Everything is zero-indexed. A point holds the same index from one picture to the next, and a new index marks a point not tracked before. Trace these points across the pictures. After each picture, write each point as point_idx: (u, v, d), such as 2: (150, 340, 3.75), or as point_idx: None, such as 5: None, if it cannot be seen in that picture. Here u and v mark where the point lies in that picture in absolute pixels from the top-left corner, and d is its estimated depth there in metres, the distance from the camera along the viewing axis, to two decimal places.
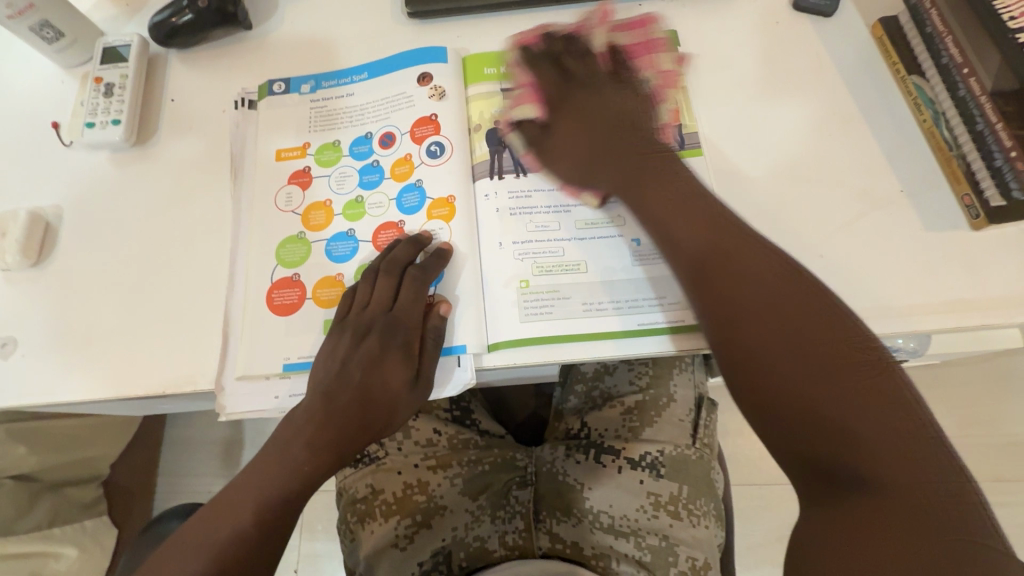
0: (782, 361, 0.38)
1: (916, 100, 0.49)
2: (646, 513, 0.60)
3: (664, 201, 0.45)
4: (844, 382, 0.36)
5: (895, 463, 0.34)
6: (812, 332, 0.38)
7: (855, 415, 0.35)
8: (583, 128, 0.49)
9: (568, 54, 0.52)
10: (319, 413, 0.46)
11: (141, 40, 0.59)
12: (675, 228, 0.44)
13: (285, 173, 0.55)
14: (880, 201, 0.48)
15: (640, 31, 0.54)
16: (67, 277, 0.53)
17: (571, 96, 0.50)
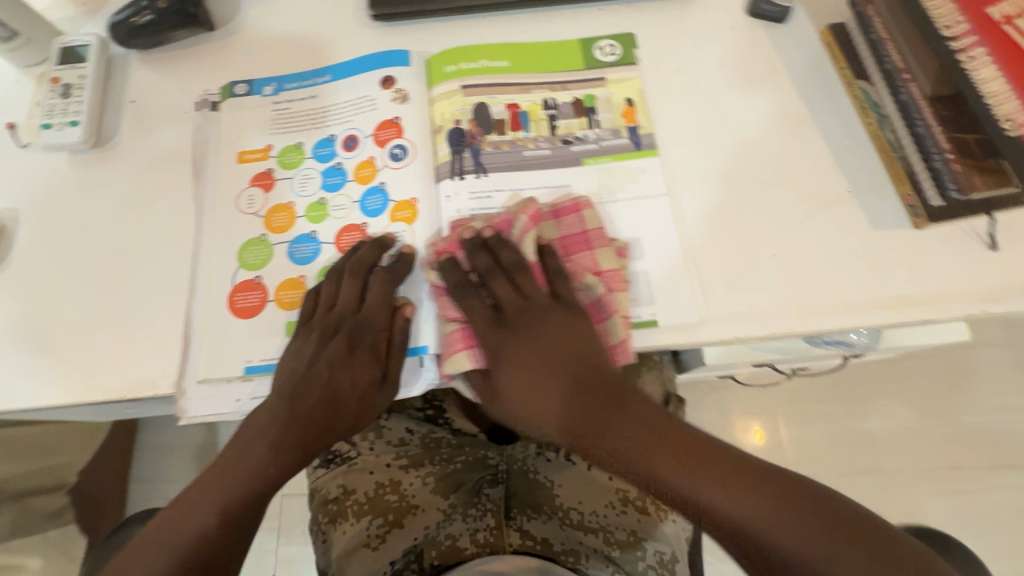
0: (686, 482, 0.42)
1: (862, 105, 0.51)
2: (615, 508, 0.62)
3: (535, 363, 0.48)
4: (733, 484, 0.40)
5: (780, 514, 0.39)
6: (665, 460, 0.43)
7: (738, 504, 0.40)
8: (527, 368, 0.48)
9: (496, 271, 0.49)
10: (282, 412, 0.46)
11: (99, 40, 0.58)
12: (539, 408, 0.47)
13: (248, 175, 0.55)
14: (829, 201, 0.50)
15: (573, 220, 0.49)
16: (23, 280, 0.52)
17: (504, 349, 0.48)
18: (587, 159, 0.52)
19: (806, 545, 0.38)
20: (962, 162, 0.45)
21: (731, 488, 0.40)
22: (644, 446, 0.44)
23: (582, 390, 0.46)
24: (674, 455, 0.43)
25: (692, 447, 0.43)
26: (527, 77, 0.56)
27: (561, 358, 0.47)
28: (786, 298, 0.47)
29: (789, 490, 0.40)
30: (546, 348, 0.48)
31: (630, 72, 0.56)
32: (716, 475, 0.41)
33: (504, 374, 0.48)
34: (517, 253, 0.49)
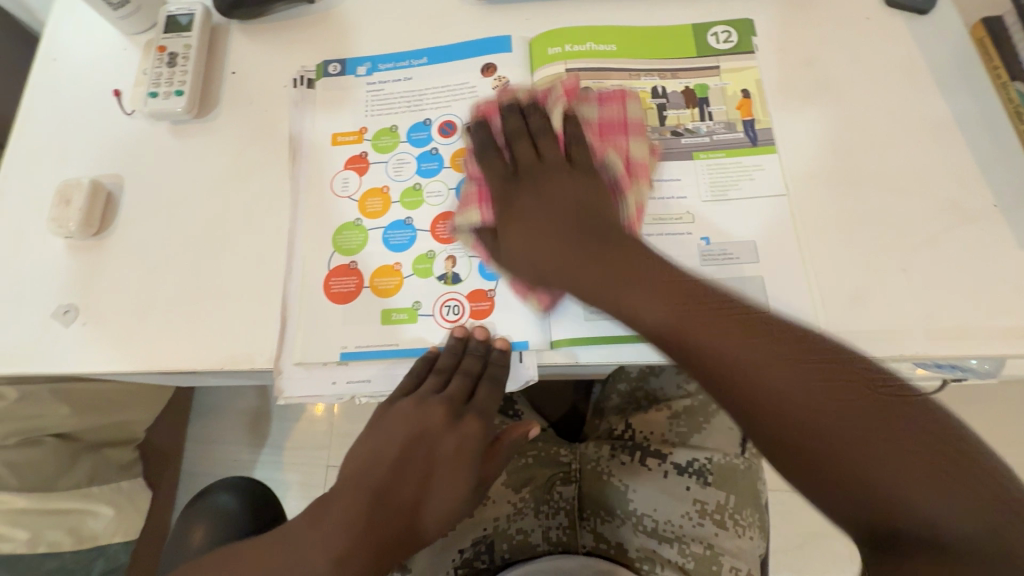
0: (707, 338, 0.36)
1: (1017, 109, 0.47)
2: (691, 519, 0.59)
3: (534, 213, 0.45)
4: (754, 344, 0.35)
5: (832, 398, 0.32)
6: (686, 300, 0.38)
7: (798, 391, 0.32)
8: (535, 206, 0.45)
9: (525, 131, 0.48)
10: (363, 506, 0.43)
11: (204, 9, 0.58)
12: (542, 262, 0.44)
13: (342, 158, 0.54)
14: (973, 216, 0.45)
15: (617, 108, 0.49)
16: (126, 247, 0.53)
17: (517, 197, 0.46)
18: (698, 153, 0.49)
19: (846, 447, 0.30)
20: None
21: (767, 347, 0.34)
22: (732, 344, 0.35)
23: (622, 259, 0.41)
24: (757, 350, 0.34)
25: (744, 323, 0.36)
26: (635, 61, 0.53)
27: (553, 196, 0.45)
28: (921, 318, 0.43)
29: (841, 371, 0.32)
30: (544, 192, 0.45)
31: (748, 62, 0.52)
32: (752, 329, 0.35)
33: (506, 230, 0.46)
34: (543, 120, 0.48)
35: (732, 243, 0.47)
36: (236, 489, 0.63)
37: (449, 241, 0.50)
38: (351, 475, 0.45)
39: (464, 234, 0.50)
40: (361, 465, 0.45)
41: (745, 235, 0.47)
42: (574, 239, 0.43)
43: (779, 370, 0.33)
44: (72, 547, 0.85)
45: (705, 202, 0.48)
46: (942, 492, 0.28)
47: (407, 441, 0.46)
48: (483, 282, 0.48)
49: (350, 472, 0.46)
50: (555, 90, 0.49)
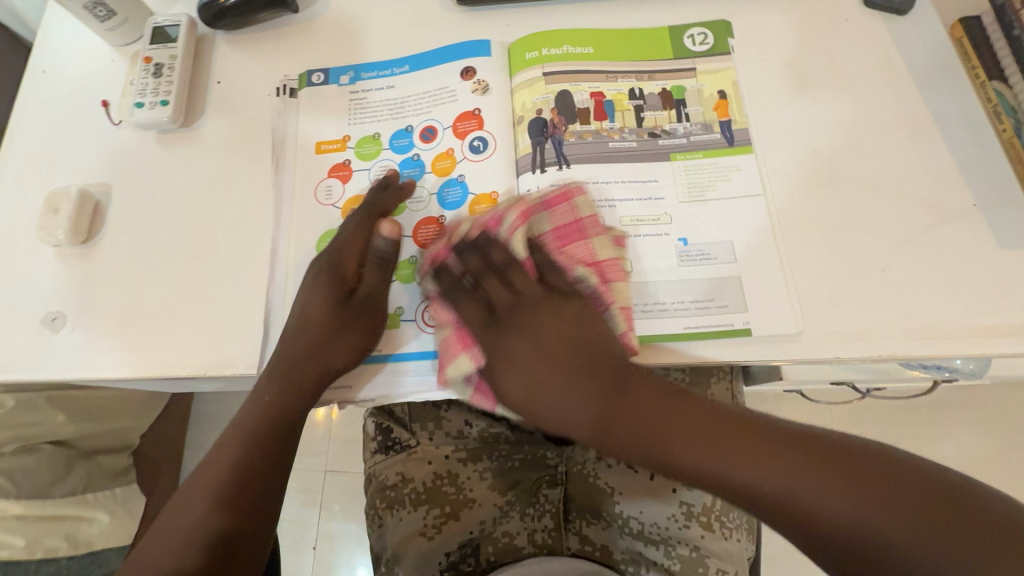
0: (748, 474, 0.37)
1: (996, 108, 0.46)
2: (678, 522, 0.59)
3: (531, 359, 0.46)
4: (723, 447, 0.38)
5: (798, 477, 0.36)
6: (697, 447, 0.39)
7: (839, 509, 0.34)
8: (536, 350, 0.46)
9: (489, 272, 0.47)
10: (256, 452, 0.48)
11: (190, 20, 0.59)
12: (553, 392, 0.45)
13: (325, 166, 0.54)
14: (949, 215, 0.45)
15: (566, 210, 0.47)
16: (113, 255, 0.54)
17: (500, 342, 0.46)
18: (676, 154, 0.49)
19: (934, 556, 0.31)
20: None
21: (769, 460, 0.37)
22: (703, 455, 0.39)
23: (633, 394, 0.43)
24: (775, 471, 0.36)
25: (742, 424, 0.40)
26: (613, 65, 0.53)
27: (546, 343, 0.46)
28: (897, 317, 0.43)
29: (815, 450, 0.37)
30: (539, 339, 0.46)
31: (725, 63, 0.52)
32: (724, 440, 0.39)
33: (502, 375, 0.46)
34: (506, 251, 0.47)
35: (709, 244, 0.47)
36: None
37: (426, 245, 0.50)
38: (238, 422, 0.49)
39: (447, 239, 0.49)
40: (251, 407, 0.49)
41: (722, 235, 0.47)
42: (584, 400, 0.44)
43: (762, 477, 0.37)
44: (68, 553, 0.84)
45: (681, 204, 0.48)
46: (896, 514, 0.33)
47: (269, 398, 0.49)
48: None
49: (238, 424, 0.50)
50: (507, 216, 0.46)
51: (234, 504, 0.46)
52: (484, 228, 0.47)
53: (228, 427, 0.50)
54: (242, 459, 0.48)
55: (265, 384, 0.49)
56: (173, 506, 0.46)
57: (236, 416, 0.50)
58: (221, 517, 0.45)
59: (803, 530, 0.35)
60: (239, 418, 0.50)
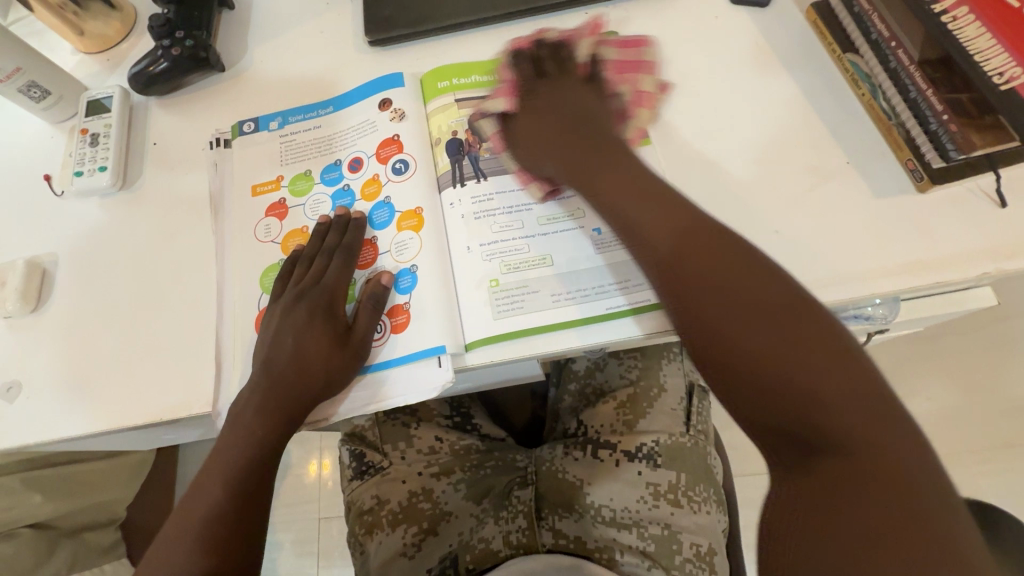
0: (676, 233, 0.41)
1: (854, 77, 0.52)
2: (647, 503, 0.61)
3: (547, 127, 0.50)
4: (746, 286, 0.38)
5: (780, 321, 0.36)
6: (750, 289, 0.37)
7: (824, 384, 0.34)
8: (541, 120, 0.50)
9: (481, 147, 0.54)
10: (239, 484, 0.47)
11: (122, 90, 0.63)
12: (586, 176, 0.47)
13: (263, 207, 0.57)
14: (828, 174, 0.50)
15: (633, 52, 0.57)
16: (64, 318, 0.56)
17: (533, 103, 0.51)
18: None
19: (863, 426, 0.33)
20: (957, 121, 0.44)
21: (744, 287, 0.38)
22: (723, 282, 0.38)
23: (670, 219, 0.42)
24: (766, 303, 0.37)
25: (782, 306, 0.37)
26: (519, 85, 0.57)
27: (563, 115, 0.50)
28: (795, 272, 0.47)
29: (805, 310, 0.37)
30: (557, 112, 0.50)
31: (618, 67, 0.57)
32: (735, 266, 0.39)
33: (519, 145, 0.51)
34: (570, 54, 0.54)
35: None
36: None
37: (366, 266, 0.52)
38: (212, 465, 0.48)
39: (378, 257, 0.52)
40: (224, 448, 0.48)
41: None
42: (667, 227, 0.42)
43: (736, 311, 0.37)
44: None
45: None
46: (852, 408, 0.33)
47: (239, 418, 0.48)
48: (397, 296, 0.51)
49: (215, 462, 0.48)
50: (581, 34, 0.58)
51: (222, 541, 0.44)
52: (560, 41, 0.55)
53: (203, 470, 0.48)
54: (222, 497, 0.46)
55: (235, 422, 0.48)
56: (159, 551, 0.45)
57: (207, 464, 0.48)
58: (210, 557, 0.44)
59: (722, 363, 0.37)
60: (214, 461, 0.48)
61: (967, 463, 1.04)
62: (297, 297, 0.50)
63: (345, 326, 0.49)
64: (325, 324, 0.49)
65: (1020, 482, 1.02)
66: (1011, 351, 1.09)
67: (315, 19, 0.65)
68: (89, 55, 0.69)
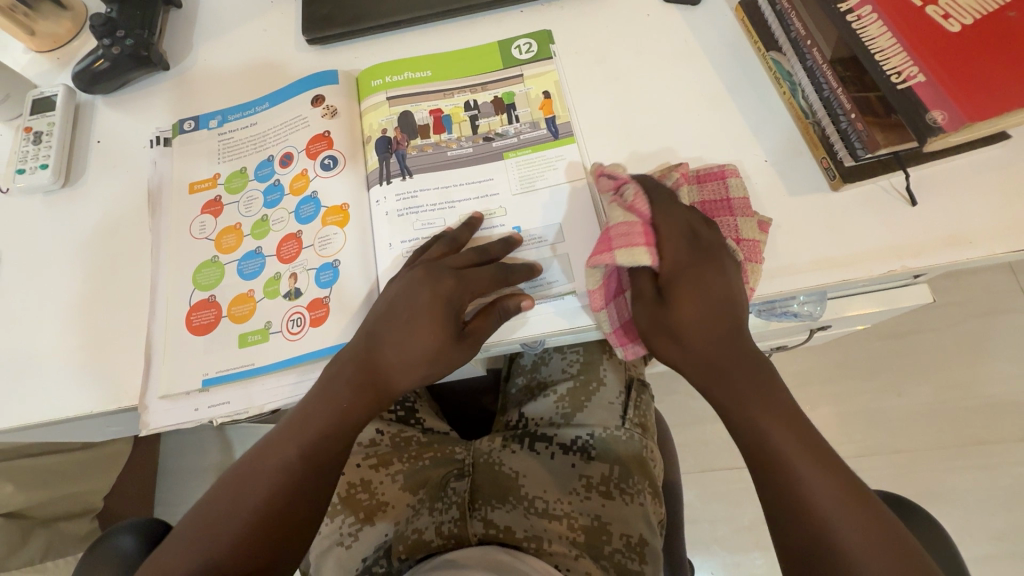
0: (748, 394, 0.43)
1: (775, 75, 0.52)
2: (579, 495, 0.63)
3: (693, 307, 0.43)
4: (801, 443, 0.41)
5: (832, 488, 0.40)
6: (778, 424, 0.42)
7: (851, 527, 0.39)
8: (684, 317, 0.43)
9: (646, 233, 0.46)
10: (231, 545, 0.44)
11: (67, 89, 0.64)
12: (686, 336, 0.44)
13: (199, 204, 0.58)
14: (747, 172, 0.50)
15: (719, 186, 0.48)
16: (6, 313, 0.57)
17: (674, 277, 0.44)
18: (507, 153, 0.54)
19: None
20: (863, 119, 0.44)
21: (798, 443, 0.41)
22: (791, 446, 0.41)
23: (737, 343, 0.43)
24: (804, 456, 0.41)
25: (817, 452, 0.41)
26: (450, 82, 0.58)
27: (712, 300, 0.43)
28: None
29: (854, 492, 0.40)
30: (707, 292, 0.43)
31: (548, 66, 0.57)
32: (795, 428, 0.42)
33: (659, 313, 0.44)
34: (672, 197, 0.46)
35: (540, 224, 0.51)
36: (139, 530, 0.62)
37: (289, 260, 0.54)
38: (254, 459, 0.48)
39: (303, 251, 0.54)
40: (285, 437, 0.47)
41: (550, 217, 0.51)
42: (739, 412, 0.43)
43: (794, 454, 0.41)
44: None
45: (519, 196, 0.52)
46: None
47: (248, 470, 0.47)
48: (318, 290, 0.52)
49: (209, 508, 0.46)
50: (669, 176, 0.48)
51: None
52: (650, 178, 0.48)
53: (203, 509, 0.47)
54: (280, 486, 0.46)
55: (306, 410, 0.47)
56: (200, 532, 0.45)
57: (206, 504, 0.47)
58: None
59: (775, 491, 0.41)
60: (272, 444, 0.47)
61: (937, 458, 1.04)
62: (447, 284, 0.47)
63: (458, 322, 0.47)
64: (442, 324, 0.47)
65: (987, 477, 1.02)
66: (987, 346, 1.09)
67: (257, 18, 0.66)
68: (40, 54, 0.70)
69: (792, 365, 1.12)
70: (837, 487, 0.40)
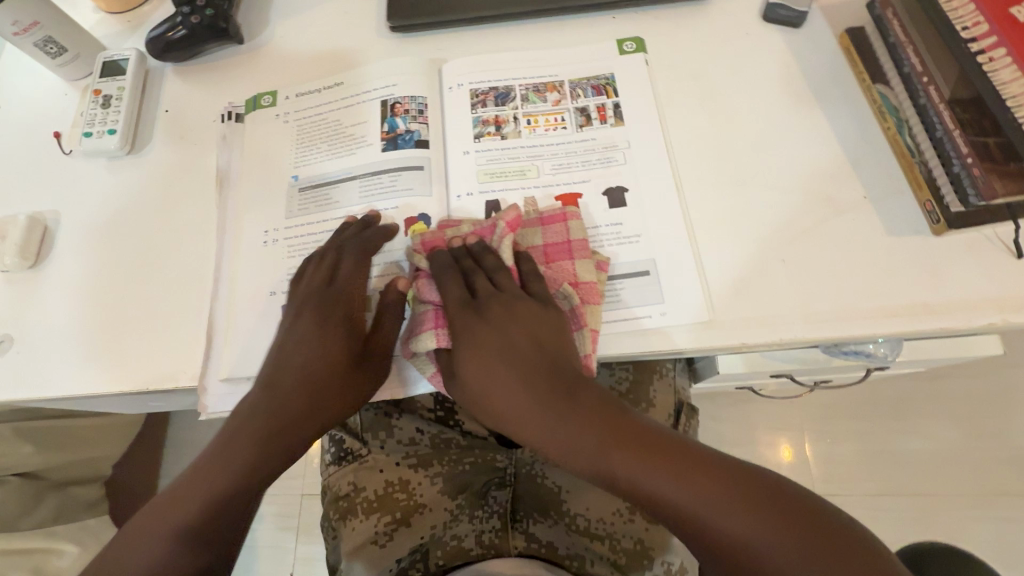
0: (594, 449, 0.39)
1: (880, 108, 0.50)
2: (622, 516, 0.62)
3: (495, 361, 0.44)
4: (711, 491, 0.35)
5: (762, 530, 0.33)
6: (659, 471, 0.36)
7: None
8: (484, 370, 0.44)
9: (478, 271, 0.48)
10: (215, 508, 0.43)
11: (139, 54, 0.62)
12: (490, 393, 0.43)
13: (269, 185, 0.57)
14: (843, 207, 0.48)
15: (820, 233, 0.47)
16: (60, 277, 0.56)
17: (457, 322, 0.46)
18: (594, 161, 0.52)
19: None
20: (981, 165, 0.43)
21: (708, 492, 0.35)
22: (696, 496, 0.35)
23: (534, 385, 0.42)
24: (721, 506, 0.34)
25: (737, 496, 0.34)
26: (535, 82, 0.56)
27: (486, 346, 0.44)
28: (798, 304, 0.46)
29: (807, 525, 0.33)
30: (477, 342, 0.45)
31: (639, 76, 0.55)
32: (688, 473, 0.36)
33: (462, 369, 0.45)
34: (494, 255, 0.49)
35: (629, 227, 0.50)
36: None
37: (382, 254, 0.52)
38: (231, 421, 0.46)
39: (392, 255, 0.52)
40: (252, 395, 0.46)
41: (640, 231, 0.50)
42: (658, 454, 0.37)
43: (707, 507, 0.34)
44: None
45: (605, 210, 0.51)
46: None
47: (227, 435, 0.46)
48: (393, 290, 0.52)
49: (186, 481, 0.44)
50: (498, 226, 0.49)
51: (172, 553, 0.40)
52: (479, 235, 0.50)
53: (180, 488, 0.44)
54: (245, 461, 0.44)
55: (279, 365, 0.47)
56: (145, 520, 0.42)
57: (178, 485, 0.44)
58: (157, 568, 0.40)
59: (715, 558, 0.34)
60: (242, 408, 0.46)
61: (961, 507, 1.02)
62: (323, 309, 0.48)
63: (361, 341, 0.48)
64: (283, 358, 0.47)
65: (1010, 530, 1.00)
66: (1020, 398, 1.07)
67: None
68: (111, 15, 0.68)
69: (822, 398, 1.10)
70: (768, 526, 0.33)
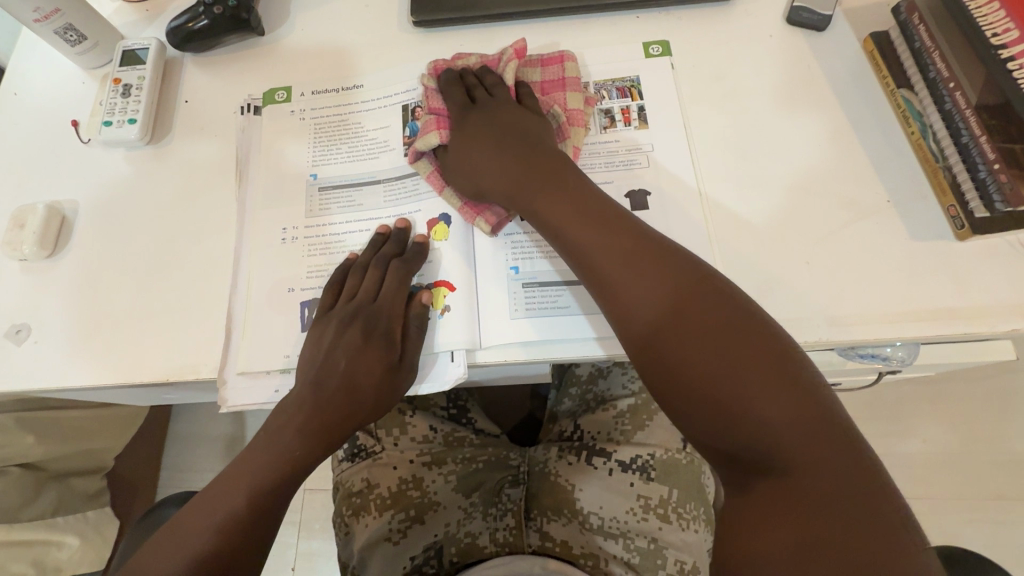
0: (570, 229, 0.44)
1: (905, 113, 0.51)
2: (636, 515, 0.61)
3: (490, 136, 0.49)
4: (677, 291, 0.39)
5: (713, 325, 0.37)
6: (631, 242, 0.42)
7: (734, 371, 0.35)
8: (489, 141, 0.49)
9: (479, 86, 0.53)
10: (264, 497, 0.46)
11: (158, 44, 0.62)
12: (487, 170, 0.48)
13: (290, 178, 0.57)
14: (867, 211, 0.49)
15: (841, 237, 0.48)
16: (78, 267, 0.56)
17: (466, 118, 0.51)
18: (616, 162, 0.52)
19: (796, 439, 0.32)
20: (1008, 172, 0.43)
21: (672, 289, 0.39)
22: (661, 285, 0.39)
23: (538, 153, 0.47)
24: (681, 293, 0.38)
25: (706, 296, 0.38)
26: None
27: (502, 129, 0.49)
28: (821, 307, 0.46)
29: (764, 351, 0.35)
30: (496, 123, 0.50)
31: (663, 76, 0.55)
32: (663, 268, 0.40)
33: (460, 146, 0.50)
34: (498, 77, 0.53)
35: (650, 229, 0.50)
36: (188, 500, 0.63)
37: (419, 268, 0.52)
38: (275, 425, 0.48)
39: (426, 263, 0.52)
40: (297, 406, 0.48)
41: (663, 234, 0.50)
42: (636, 243, 0.42)
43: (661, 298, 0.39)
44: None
45: None
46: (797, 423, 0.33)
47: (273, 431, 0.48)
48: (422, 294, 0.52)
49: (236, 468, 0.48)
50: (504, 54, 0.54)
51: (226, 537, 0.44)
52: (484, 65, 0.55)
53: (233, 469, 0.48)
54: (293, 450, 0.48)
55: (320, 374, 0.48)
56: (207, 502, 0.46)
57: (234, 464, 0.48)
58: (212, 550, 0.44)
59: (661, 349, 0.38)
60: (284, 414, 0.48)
61: (960, 510, 1.03)
62: (368, 324, 0.49)
63: (400, 355, 0.48)
64: (321, 361, 0.48)
65: (1007, 533, 1.01)
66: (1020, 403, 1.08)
67: None
68: (129, 4, 0.68)
69: None
70: (718, 322, 0.37)
